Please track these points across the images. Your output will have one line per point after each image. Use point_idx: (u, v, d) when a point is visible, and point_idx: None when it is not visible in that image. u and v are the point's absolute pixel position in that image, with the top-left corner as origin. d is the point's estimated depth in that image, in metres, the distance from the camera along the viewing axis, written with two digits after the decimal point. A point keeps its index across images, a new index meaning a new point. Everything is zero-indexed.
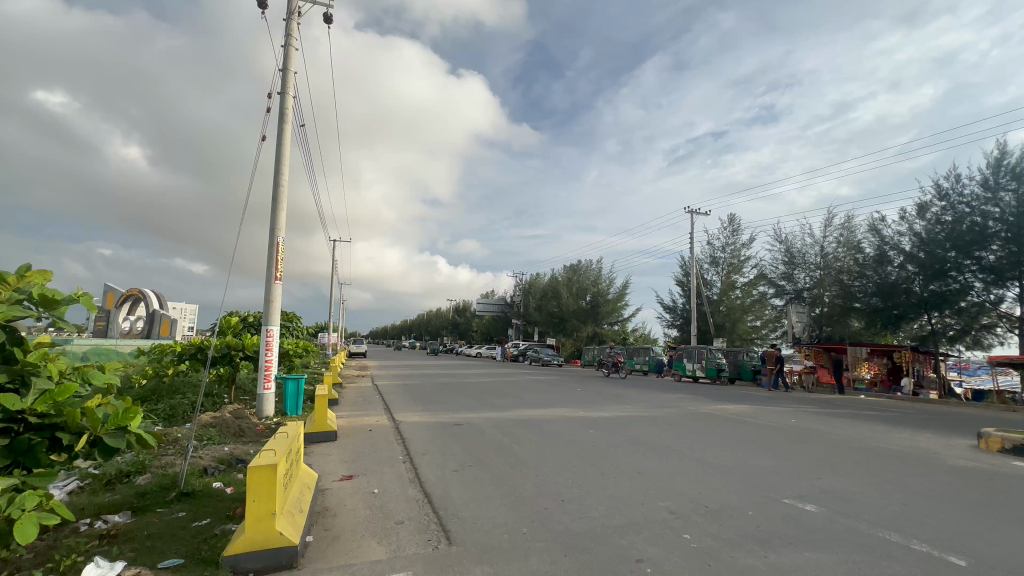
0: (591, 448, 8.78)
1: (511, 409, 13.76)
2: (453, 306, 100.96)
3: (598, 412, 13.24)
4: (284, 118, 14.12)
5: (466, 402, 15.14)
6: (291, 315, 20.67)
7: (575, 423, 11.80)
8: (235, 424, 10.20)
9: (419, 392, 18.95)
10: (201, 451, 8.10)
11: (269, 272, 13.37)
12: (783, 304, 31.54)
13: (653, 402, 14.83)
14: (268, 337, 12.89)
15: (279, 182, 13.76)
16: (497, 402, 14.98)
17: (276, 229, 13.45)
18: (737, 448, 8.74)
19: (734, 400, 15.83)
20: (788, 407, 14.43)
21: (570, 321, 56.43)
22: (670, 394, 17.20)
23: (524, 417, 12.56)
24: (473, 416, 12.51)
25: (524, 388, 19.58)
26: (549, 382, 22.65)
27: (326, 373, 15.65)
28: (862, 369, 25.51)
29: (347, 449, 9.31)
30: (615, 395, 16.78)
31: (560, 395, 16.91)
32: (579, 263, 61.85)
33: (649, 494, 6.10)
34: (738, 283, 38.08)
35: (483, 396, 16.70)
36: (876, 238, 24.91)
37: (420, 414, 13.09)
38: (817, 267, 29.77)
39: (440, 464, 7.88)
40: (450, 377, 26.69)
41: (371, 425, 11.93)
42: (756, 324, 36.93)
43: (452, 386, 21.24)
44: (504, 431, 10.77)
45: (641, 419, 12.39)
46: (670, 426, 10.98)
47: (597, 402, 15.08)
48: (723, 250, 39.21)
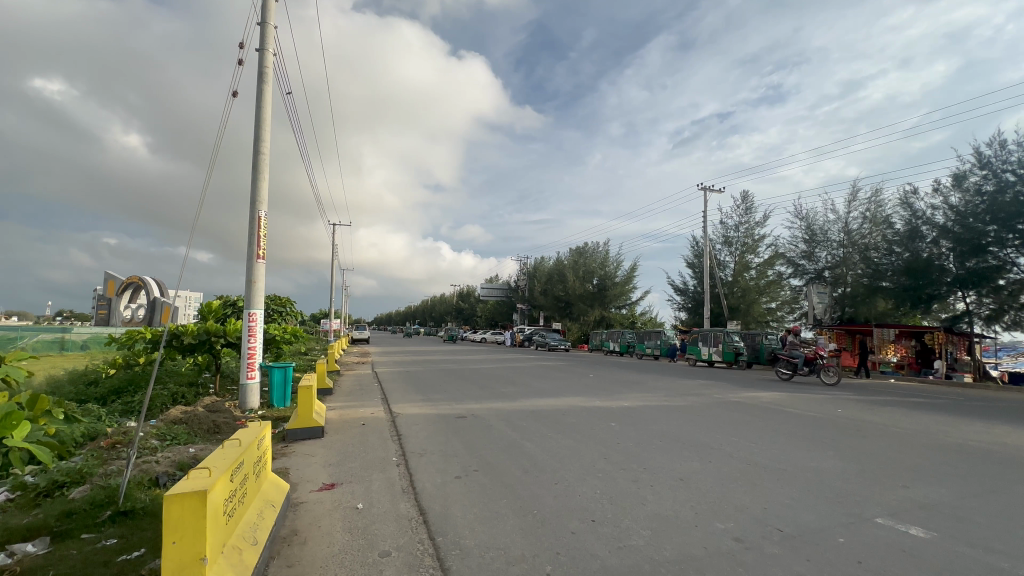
0: (616, 446, 7.53)
1: (520, 398, 12.53)
2: (457, 291, 99.83)
3: (616, 401, 11.99)
4: (264, 79, 12.68)
5: (470, 391, 13.93)
6: (284, 299, 19.53)
7: (593, 414, 10.56)
8: (209, 419, 9.01)
9: (420, 380, 17.75)
10: (160, 455, 6.89)
11: (250, 250, 12.07)
12: (802, 284, 29.98)
13: (675, 389, 13.56)
14: (251, 322, 11.63)
15: (260, 150, 12.39)
16: (503, 391, 13.75)
17: (257, 202, 12.12)
18: (789, 445, 7.46)
19: (762, 386, 14.53)
20: (824, 394, 13.10)
21: (577, 305, 55.16)
22: (690, 380, 15.91)
23: (534, 407, 11.33)
24: (479, 407, 11.27)
25: (532, 375, 18.34)
26: (559, 368, 21.44)
27: (319, 361, 14.47)
28: (887, 352, 24.48)
29: (334, 448, 8.08)
30: (630, 382, 15.53)
31: (571, 382, 15.69)
32: (585, 245, 60.34)
33: (702, 512, 4.85)
34: (753, 263, 36.50)
35: (489, 384, 15.47)
36: (907, 212, 23.22)
37: (419, 405, 11.86)
38: (840, 245, 28.11)
39: (440, 469, 6.59)
40: (455, 363, 25.54)
41: (365, 419, 10.71)
42: (771, 306, 35.43)
43: (455, 373, 20.08)
44: (514, 424, 9.53)
45: (666, 409, 11.11)
46: (700, 417, 9.74)
47: (612, 389, 13.82)
48: (737, 230, 37.55)
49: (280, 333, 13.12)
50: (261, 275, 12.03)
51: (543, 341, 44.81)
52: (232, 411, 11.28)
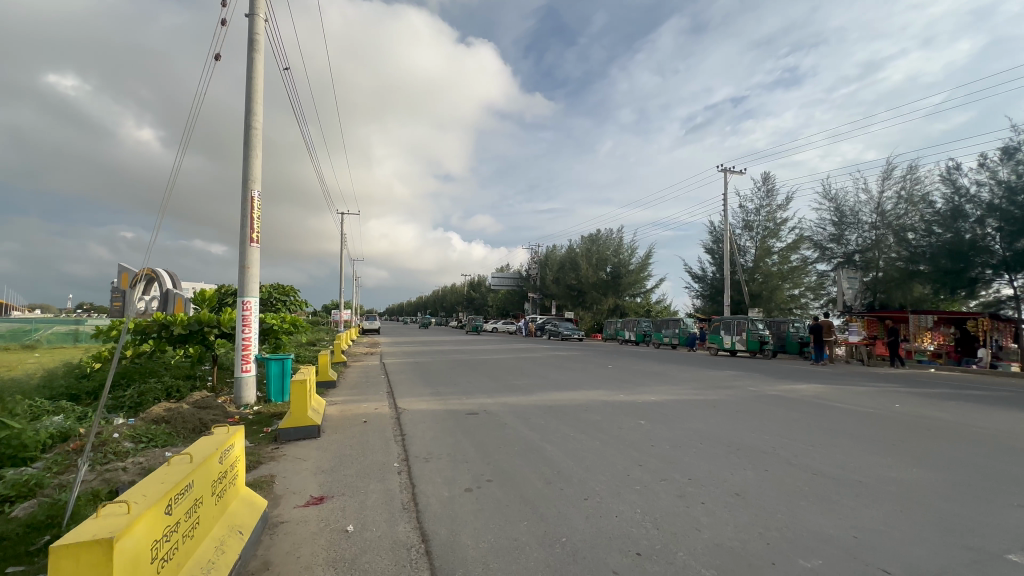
0: (650, 449, 6.56)
1: (536, 392, 11.58)
2: (468, 280, 99.12)
3: (641, 395, 10.97)
4: (255, 47, 11.68)
5: (481, 384, 13.02)
6: (288, 288, 18.81)
7: (618, 409, 9.57)
8: (195, 417, 8.23)
9: (430, 371, 16.90)
10: (128, 463, 6.04)
11: (243, 234, 11.20)
12: (830, 269, 28.46)
13: (704, 382, 12.49)
14: (245, 311, 10.80)
15: (252, 124, 11.45)
16: (517, 383, 12.83)
17: (250, 180, 11.21)
18: (854, 449, 6.41)
19: (798, 378, 13.41)
20: (870, 386, 11.95)
21: (589, 293, 53.99)
22: (717, 371, 14.82)
23: (552, 402, 10.38)
24: (491, 402, 10.34)
25: (547, 366, 17.36)
26: (575, 359, 20.42)
27: (322, 353, 13.65)
28: (923, 340, 22.82)
29: (330, 450, 7.20)
30: (654, 373, 14.48)
31: (589, 374, 14.69)
32: (598, 233, 58.94)
33: (775, 543, 3.87)
34: (775, 248, 34.95)
35: (502, 375, 14.55)
36: (949, 189, 21.61)
37: (426, 399, 10.95)
38: (873, 227, 26.50)
39: (448, 479, 5.63)
40: (466, 354, 24.69)
41: (367, 415, 9.83)
42: (795, 292, 33.95)
43: (466, 365, 19.17)
44: (532, 421, 8.60)
45: (698, 402, 10.08)
46: (740, 414, 8.71)
47: (635, 381, 12.82)
48: (759, 213, 35.93)
49: (279, 321, 12.26)
50: (256, 261, 11.17)
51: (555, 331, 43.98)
52: (227, 405, 10.52)
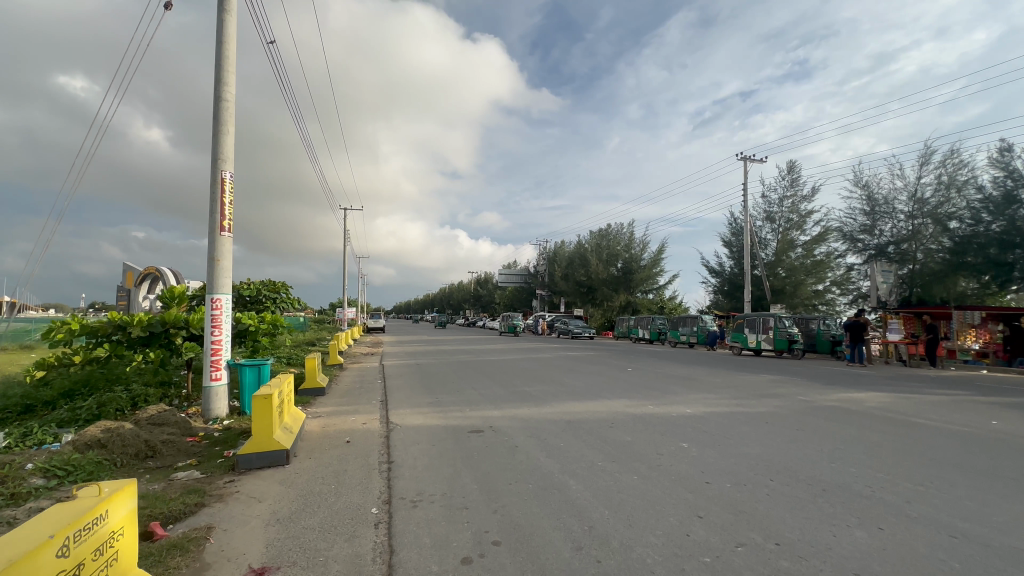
0: (707, 489, 5.04)
1: (550, 401, 10.07)
2: (475, 277, 97.69)
3: (674, 405, 9.42)
4: (226, 7, 10.18)
5: (488, 390, 11.51)
6: (280, 283, 17.33)
7: (651, 425, 8.03)
8: (139, 439, 6.82)
9: (431, 375, 15.44)
10: (21, 511, 4.61)
11: (213, 222, 9.71)
12: (862, 262, 26.66)
13: (744, 389, 10.89)
14: (215, 311, 9.39)
15: (223, 96, 9.97)
16: (529, 390, 11.34)
17: (221, 159, 9.73)
18: (980, 492, 4.83)
19: (849, 384, 11.77)
20: (939, 394, 10.29)
21: (600, 290, 52.29)
22: (752, 375, 13.23)
23: (571, 415, 8.85)
24: (499, 415, 8.84)
25: (561, 369, 15.83)
26: (589, 360, 18.89)
27: (310, 356, 12.15)
28: (966, 338, 21.03)
29: (295, 486, 5.72)
30: (682, 378, 12.91)
31: (608, 379, 13.14)
32: (608, 228, 57.22)
33: None
34: (799, 240, 33.11)
35: (512, 380, 13.04)
36: (999, 172, 19.73)
37: (424, 411, 9.47)
38: (910, 216, 24.61)
39: (439, 540, 4.11)
40: (472, 354, 23.22)
41: (351, 432, 8.34)
42: (819, 287, 32.16)
43: (472, 366, 17.71)
44: (549, 442, 7.10)
45: (744, 415, 8.50)
46: (803, 433, 7.15)
47: (663, 388, 11.25)
48: (781, 205, 34.09)
49: (256, 321, 10.71)
50: (229, 253, 9.72)
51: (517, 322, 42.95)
52: (192, 420, 9.11)
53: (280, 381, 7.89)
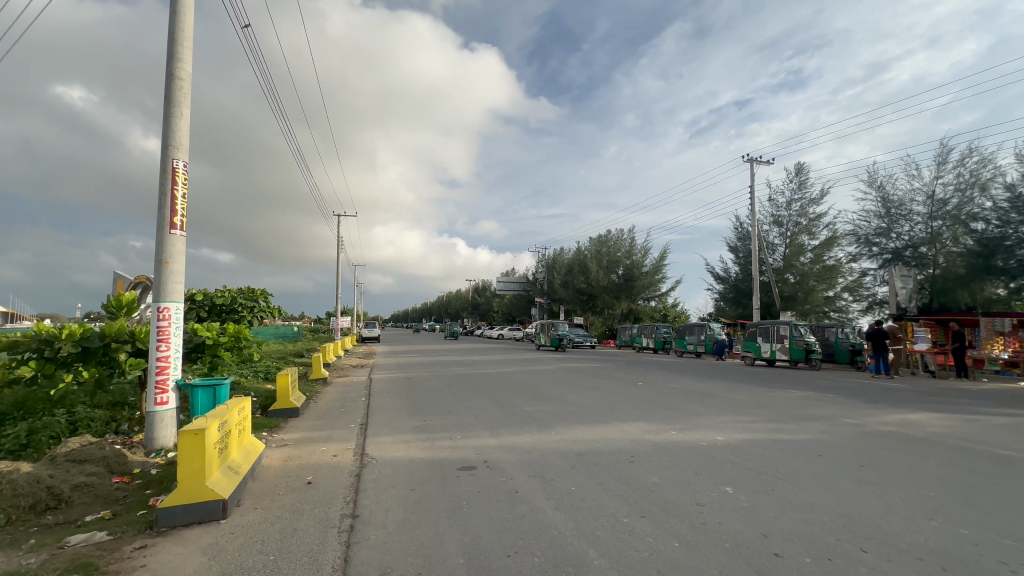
0: (783, 568, 3.65)
1: (555, 425, 8.68)
2: (473, 285, 96.27)
3: (701, 431, 8.02)
4: None
5: (484, 411, 10.11)
6: (259, 290, 15.86)
7: (679, 459, 6.62)
8: (37, 485, 5.46)
9: (421, 391, 13.96)
10: None
11: (162, 219, 8.34)
12: (877, 267, 25.43)
13: (777, 409, 9.51)
14: (162, 321, 8.01)
15: (176, 73, 8.62)
16: (531, 412, 9.91)
17: (172, 146, 8.39)
18: None
19: (893, 402, 10.35)
20: (1001, 415, 8.95)
21: (601, 297, 50.91)
22: (778, 391, 11.86)
23: (581, 445, 7.44)
24: (496, 446, 7.41)
25: (565, 384, 14.43)
26: (595, 373, 17.49)
27: (283, 371, 10.82)
28: (994, 347, 19.64)
29: (220, 557, 4.29)
30: (702, 395, 11.47)
31: (619, 396, 11.70)
32: (608, 234, 55.99)
33: None
34: (809, 245, 31.89)
35: (511, 399, 11.59)
36: None
37: (407, 438, 8.07)
38: (927, 218, 23.39)
39: None
40: (468, 366, 21.77)
41: (317, 468, 6.92)
42: (831, 294, 30.92)
43: (467, 381, 16.28)
44: (557, 484, 5.68)
45: (788, 445, 7.09)
46: (873, 472, 5.75)
47: (684, 408, 9.82)
48: (789, 209, 32.94)
49: (213, 333, 9.19)
50: (181, 254, 8.36)
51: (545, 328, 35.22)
52: (131, 452, 7.72)
53: (224, 409, 6.45)
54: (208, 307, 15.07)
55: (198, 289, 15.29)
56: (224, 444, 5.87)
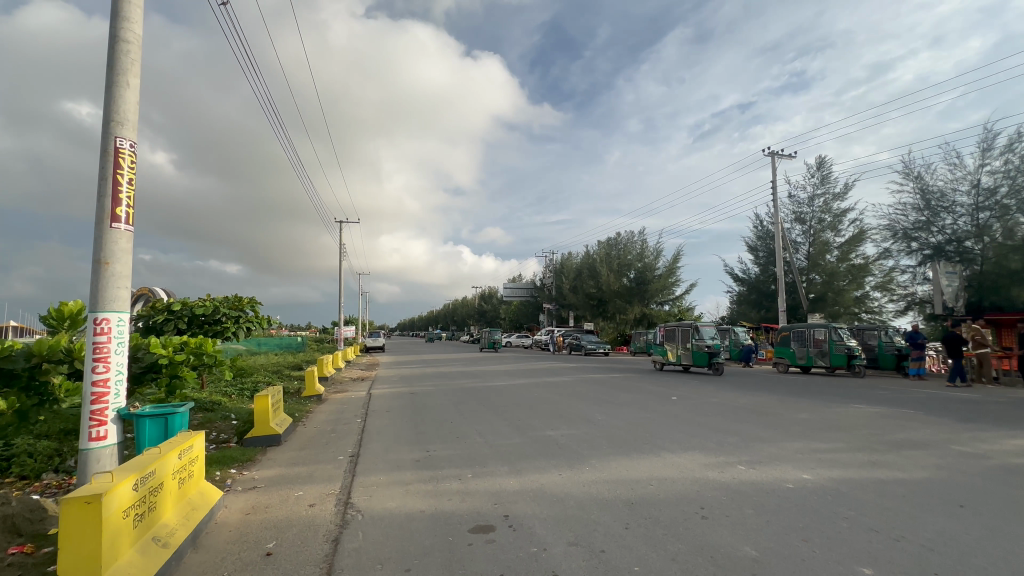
0: None
1: (589, 458, 7.02)
2: (479, 292, 94.66)
3: (779, 466, 6.30)
4: None
5: (500, 438, 8.43)
6: (247, 298, 14.38)
7: (767, 512, 4.93)
8: None
9: (426, 409, 12.34)
10: None
11: (101, 212, 6.67)
12: (916, 265, 23.53)
13: (857, 432, 7.78)
14: (98, 335, 6.37)
15: (121, 34, 7.02)
16: (557, 439, 8.23)
17: (115, 122, 6.78)
18: None
19: (991, 418, 8.60)
20: None
21: (612, 302, 49.10)
22: (842, 407, 10.13)
23: (629, 488, 5.76)
24: (518, 492, 5.74)
25: (588, 399, 12.75)
26: (617, 385, 15.79)
27: (260, 393, 9.22)
28: None
29: None
30: (756, 413, 9.72)
31: (657, 416, 9.98)
32: (617, 236, 54.30)
33: None
34: (835, 242, 30.02)
35: (529, 420, 9.92)
36: None
37: (404, 480, 6.41)
38: (972, 209, 21.50)
39: None
40: (477, 378, 20.10)
41: (284, 525, 5.28)
42: (862, 294, 29.01)
43: (477, 396, 14.63)
44: (612, 560, 4.01)
45: (904, 487, 5.39)
46: None
47: (742, 433, 8.08)
48: (811, 204, 31.06)
49: (167, 352, 7.56)
50: (124, 251, 6.71)
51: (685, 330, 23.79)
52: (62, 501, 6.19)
53: (158, 454, 4.67)
54: (191, 317, 13.52)
55: (179, 298, 13.74)
56: (142, 511, 4.11)
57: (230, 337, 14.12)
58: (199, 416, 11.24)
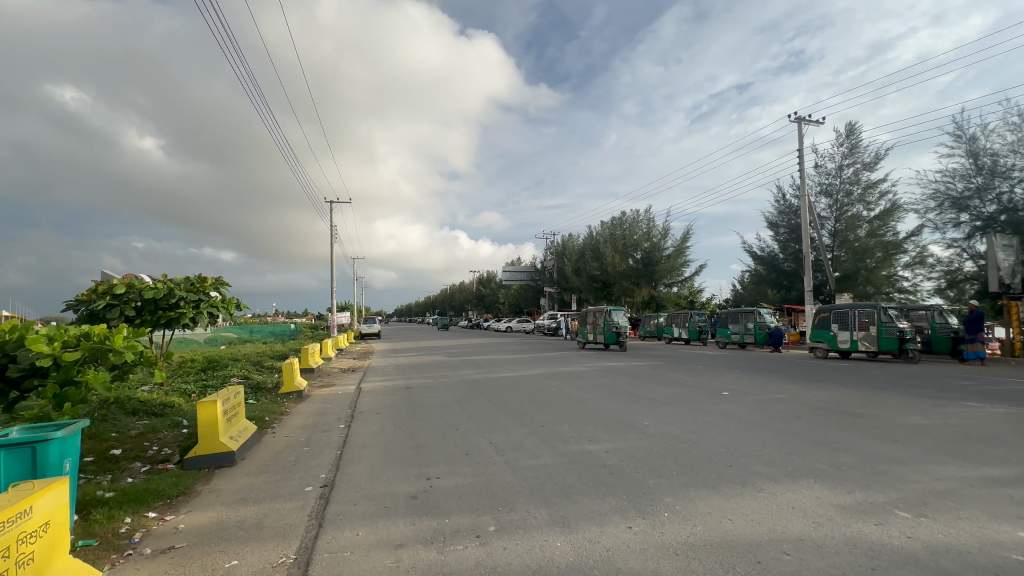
0: None
1: (661, 494, 4.90)
2: (478, 277, 92.18)
3: (964, 514, 4.15)
4: None
5: (524, 459, 6.26)
6: (210, 280, 12.22)
7: None
8: None
9: (425, 409, 10.18)
10: None
11: None
12: (962, 238, 21.36)
13: (1021, 450, 5.62)
14: None
15: None
16: (604, 462, 6.04)
17: None
18: None
19: None
20: None
21: (618, 284, 46.92)
22: (953, 406, 7.99)
23: (753, 559, 3.61)
24: (577, 570, 3.56)
25: (620, 394, 10.63)
26: (646, 375, 13.65)
27: (205, 398, 6.97)
28: None
29: None
30: (848, 416, 7.58)
31: (723, 419, 7.80)
32: (623, 215, 51.77)
33: None
34: (865, 217, 27.82)
35: (557, 427, 7.76)
36: None
37: (392, 540, 4.23)
38: None
39: None
40: (482, 368, 17.94)
41: None
42: (893, 272, 26.96)
43: (484, 391, 12.46)
44: None
45: None
46: None
47: (857, 450, 5.92)
48: (839, 175, 28.77)
49: (52, 350, 5.44)
50: None
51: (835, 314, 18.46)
52: None
53: None
54: (140, 302, 11.23)
55: (125, 281, 11.44)
56: None
57: (188, 325, 11.80)
58: (141, 424, 9.01)
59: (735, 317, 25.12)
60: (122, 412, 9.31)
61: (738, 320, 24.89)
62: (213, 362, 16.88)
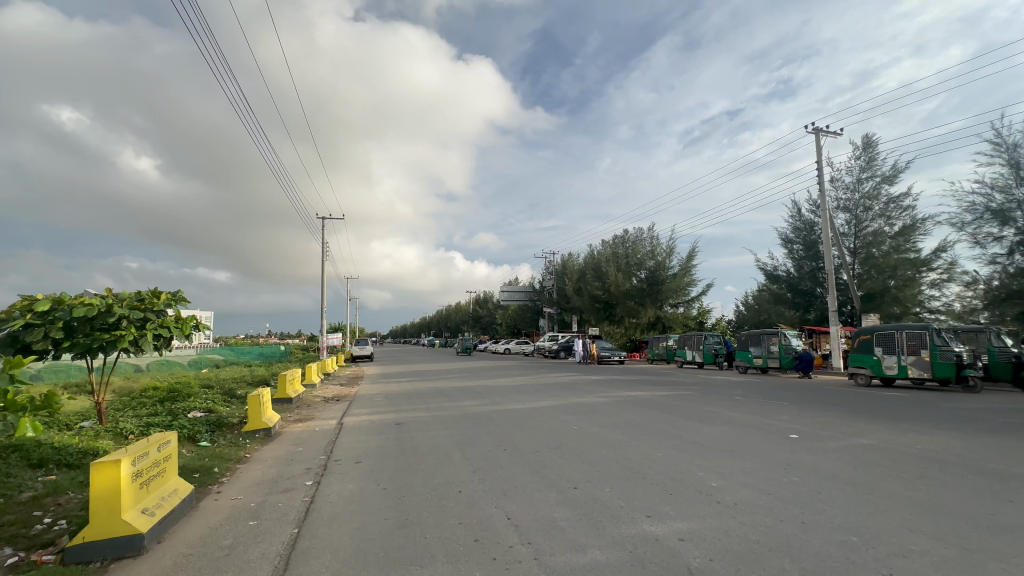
0: None
1: None
2: (474, 297, 90.08)
3: None
4: None
5: (564, 555, 4.20)
6: (163, 295, 10.20)
7: None
8: None
9: (419, 457, 8.08)
10: None
11: None
12: (1002, 254, 19.81)
13: None
14: None
15: None
16: (687, 563, 3.98)
17: None
18: None
19: None
20: None
21: (622, 304, 45.00)
22: None
23: None
24: None
25: (662, 436, 8.56)
26: (680, 408, 11.58)
27: (104, 457, 4.86)
28: None
29: None
30: (992, 477, 5.58)
31: (821, 481, 5.76)
32: (626, 233, 50.25)
33: None
34: (888, 232, 26.27)
35: (597, 493, 5.70)
36: None
37: None
38: None
39: None
40: (484, 398, 15.79)
41: None
42: (921, 292, 25.26)
43: (489, 429, 10.34)
44: None
45: None
46: None
47: None
48: (859, 190, 27.34)
49: None
50: None
51: (878, 336, 16.54)
52: None
53: None
54: (70, 320, 9.12)
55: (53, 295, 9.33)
56: None
57: (131, 350, 9.71)
58: (45, 481, 6.85)
59: (757, 339, 23.21)
60: (22, 464, 7.14)
61: (760, 342, 22.98)
62: (176, 390, 14.65)
